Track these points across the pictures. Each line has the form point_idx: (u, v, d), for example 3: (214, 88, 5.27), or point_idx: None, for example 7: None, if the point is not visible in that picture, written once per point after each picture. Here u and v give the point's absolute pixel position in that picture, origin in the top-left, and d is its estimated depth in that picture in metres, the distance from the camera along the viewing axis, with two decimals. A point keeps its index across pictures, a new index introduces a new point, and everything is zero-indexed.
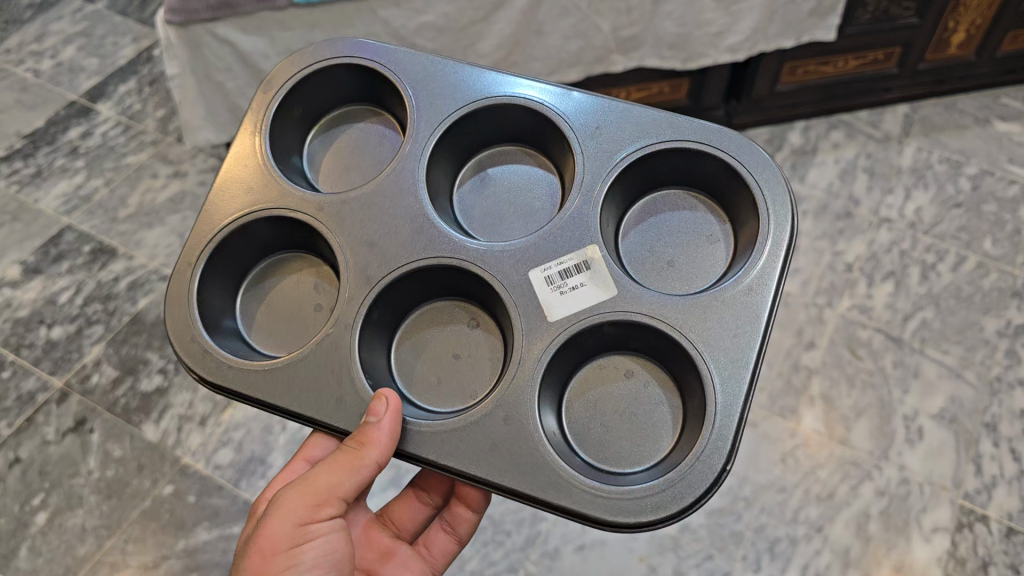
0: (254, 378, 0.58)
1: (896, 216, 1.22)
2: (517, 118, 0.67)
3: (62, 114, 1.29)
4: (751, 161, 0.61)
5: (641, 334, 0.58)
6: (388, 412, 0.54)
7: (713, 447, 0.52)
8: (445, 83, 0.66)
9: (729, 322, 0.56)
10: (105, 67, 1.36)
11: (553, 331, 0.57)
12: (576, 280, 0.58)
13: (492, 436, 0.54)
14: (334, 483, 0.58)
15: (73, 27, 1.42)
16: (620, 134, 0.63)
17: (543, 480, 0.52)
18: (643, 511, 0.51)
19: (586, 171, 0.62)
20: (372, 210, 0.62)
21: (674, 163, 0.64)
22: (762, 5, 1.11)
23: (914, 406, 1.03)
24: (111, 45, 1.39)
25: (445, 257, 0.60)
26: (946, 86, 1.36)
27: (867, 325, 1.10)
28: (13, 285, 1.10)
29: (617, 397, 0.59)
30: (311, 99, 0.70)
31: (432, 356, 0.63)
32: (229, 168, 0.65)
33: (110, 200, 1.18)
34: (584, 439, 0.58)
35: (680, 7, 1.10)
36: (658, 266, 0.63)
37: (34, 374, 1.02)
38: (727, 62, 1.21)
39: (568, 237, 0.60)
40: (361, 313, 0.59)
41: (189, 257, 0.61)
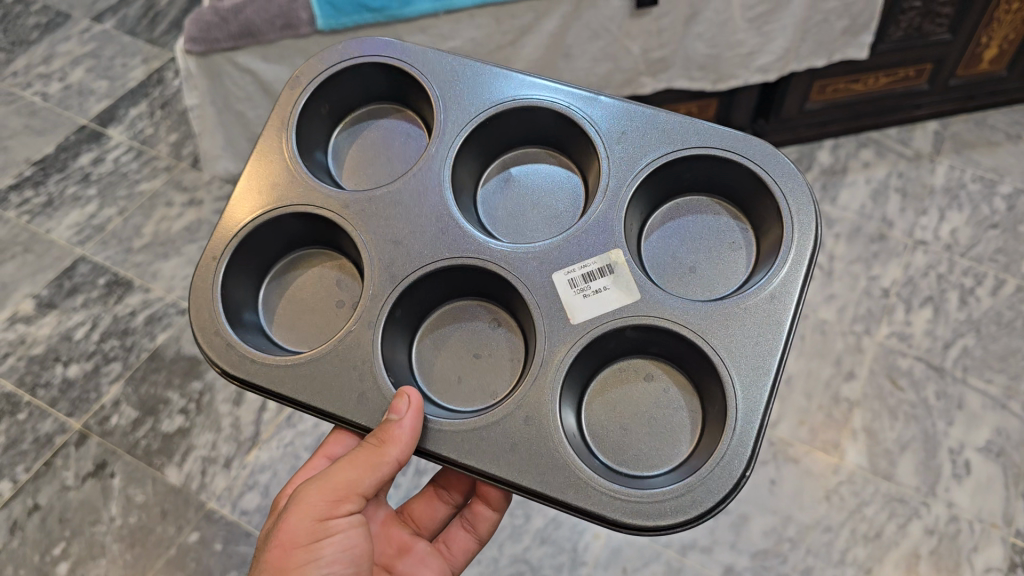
0: (277, 374, 0.57)
1: (932, 239, 1.19)
2: (542, 121, 0.66)
3: (73, 139, 1.26)
4: (775, 170, 0.59)
5: (663, 340, 0.58)
6: (409, 411, 0.53)
7: (733, 453, 0.51)
8: (472, 83, 0.65)
9: (753, 330, 0.55)
10: (115, 89, 1.33)
11: (575, 334, 0.57)
12: (599, 283, 0.57)
13: (513, 436, 0.53)
14: (354, 481, 0.57)
15: (81, 48, 1.39)
16: (646, 136, 0.62)
17: (561, 481, 0.52)
18: (661, 514, 0.50)
19: (613, 172, 0.61)
20: (397, 211, 0.62)
21: (698, 169, 0.63)
22: (795, 24, 1.09)
23: (959, 438, 1.00)
24: (121, 67, 1.36)
25: (470, 258, 0.60)
26: (977, 101, 1.33)
27: (907, 353, 1.07)
28: (27, 321, 1.07)
29: (637, 399, 0.58)
30: (339, 95, 0.69)
31: (454, 357, 0.62)
32: (254, 165, 0.64)
33: (124, 229, 1.15)
34: (603, 441, 0.57)
35: (712, 28, 1.07)
36: (680, 272, 0.62)
37: (51, 415, 0.99)
38: (757, 83, 1.18)
39: (593, 237, 0.60)
40: (384, 313, 0.58)
41: (212, 252, 0.61)
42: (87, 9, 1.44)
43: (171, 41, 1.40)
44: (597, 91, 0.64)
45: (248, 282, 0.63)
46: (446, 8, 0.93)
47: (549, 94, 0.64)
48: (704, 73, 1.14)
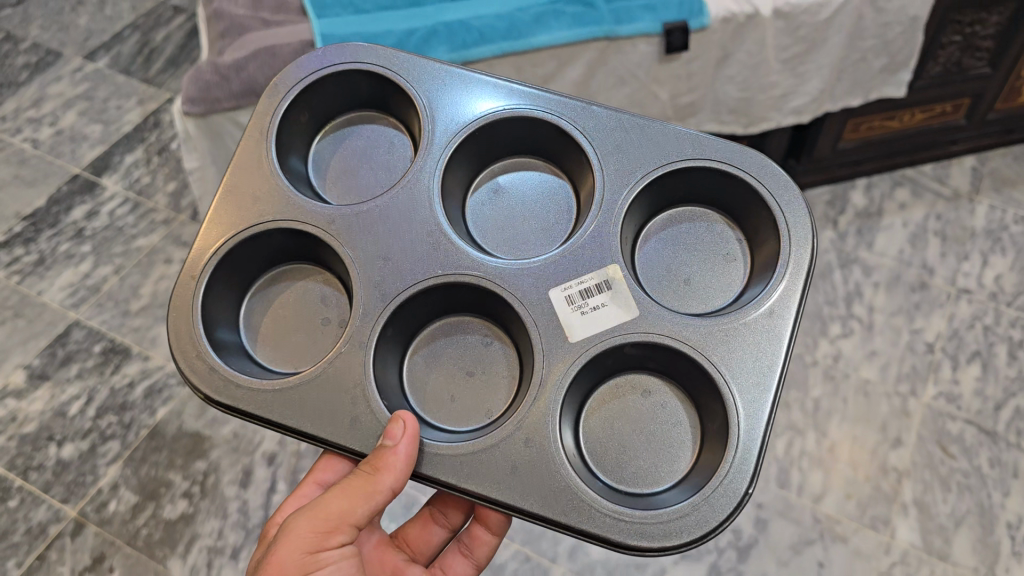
0: (263, 400, 0.53)
1: (976, 286, 1.12)
2: (534, 131, 0.63)
3: (65, 191, 1.19)
4: (772, 183, 0.58)
5: (661, 356, 0.56)
6: (403, 436, 0.50)
7: (736, 472, 0.50)
8: (461, 92, 0.62)
9: (753, 346, 0.53)
10: (110, 134, 1.26)
11: (573, 354, 0.55)
12: (596, 300, 0.55)
13: (512, 459, 0.51)
14: (345, 509, 0.54)
15: (74, 89, 1.32)
16: (644, 149, 0.60)
17: (563, 504, 0.50)
18: (669, 535, 0.48)
19: (608, 185, 0.59)
20: (386, 225, 0.58)
21: (695, 182, 0.61)
22: (831, 65, 1.04)
23: (1016, 511, 0.94)
24: (114, 109, 1.29)
25: (463, 276, 0.57)
26: (1015, 135, 1.26)
27: (956, 416, 1.00)
28: (18, 395, 1.00)
29: (634, 415, 0.56)
30: (321, 103, 0.65)
31: (444, 374, 0.59)
32: (233, 176, 0.60)
33: (121, 289, 1.08)
34: (600, 458, 0.55)
35: (744, 71, 1.01)
36: (675, 285, 0.60)
37: (45, 502, 0.92)
38: (789, 125, 1.12)
39: (590, 252, 0.57)
40: (376, 335, 0.55)
41: (193, 270, 0.57)
42: (79, 47, 1.38)
43: (168, 80, 1.33)
44: (587, 100, 0.62)
45: (227, 298, 0.59)
46: (462, 59, 0.89)
47: (540, 104, 0.62)
48: (735, 117, 1.07)
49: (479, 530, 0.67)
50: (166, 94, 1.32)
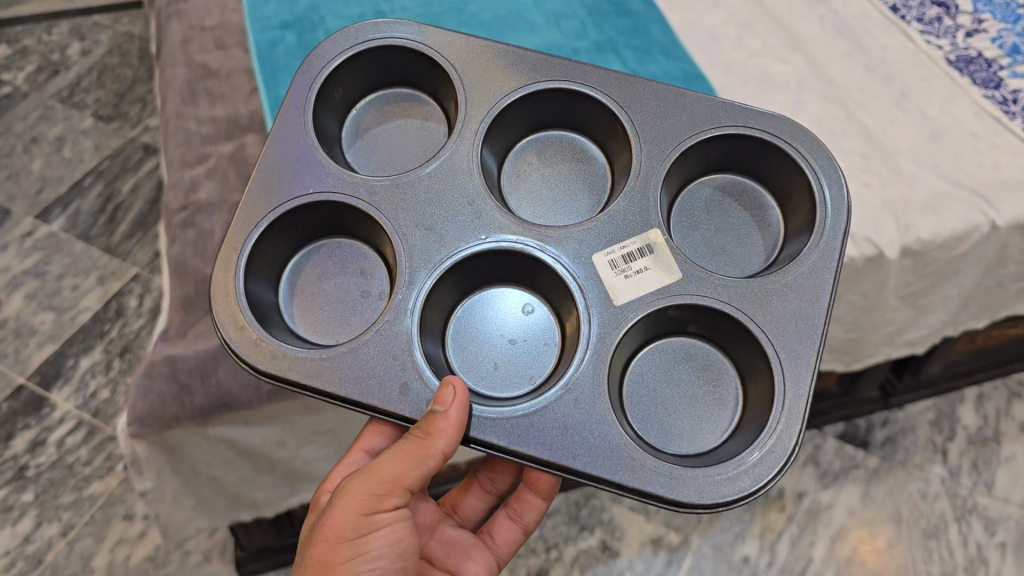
0: (311, 363, 0.57)
1: None
2: (566, 103, 0.71)
3: (5, 410, 1.03)
4: (804, 143, 0.66)
5: (705, 318, 0.63)
6: (454, 404, 0.54)
7: (784, 427, 0.56)
8: (510, 66, 0.69)
9: (794, 306, 0.60)
10: (62, 326, 1.08)
11: (622, 316, 0.61)
12: (634, 264, 0.62)
13: (563, 419, 0.57)
14: (399, 473, 0.57)
15: (22, 262, 1.13)
16: (680, 125, 0.67)
17: (620, 459, 0.55)
18: (718, 491, 0.53)
19: (651, 160, 0.66)
20: (432, 197, 0.65)
21: (726, 148, 0.68)
22: (961, 294, 0.82)
23: None
24: (70, 290, 1.11)
25: (518, 240, 0.63)
26: None
27: None
28: None
29: (675, 378, 0.63)
30: (350, 81, 0.72)
31: (485, 336, 0.64)
32: (279, 153, 0.65)
33: (67, 560, 0.94)
34: (646, 414, 0.61)
35: (854, 311, 0.79)
36: (714, 251, 0.67)
37: None
38: (898, 356, 0.89)
39: (615, 214, 0.64)
40: (418, 304, 0.61)
41: (238, 243, 0.61)
42: (31, 203, 1.18)
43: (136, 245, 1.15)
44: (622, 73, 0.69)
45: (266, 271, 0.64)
46: None
47: (574, 71, 0.69)
48: (836, 356, 0.85)
49: (527, 493, 0.71)
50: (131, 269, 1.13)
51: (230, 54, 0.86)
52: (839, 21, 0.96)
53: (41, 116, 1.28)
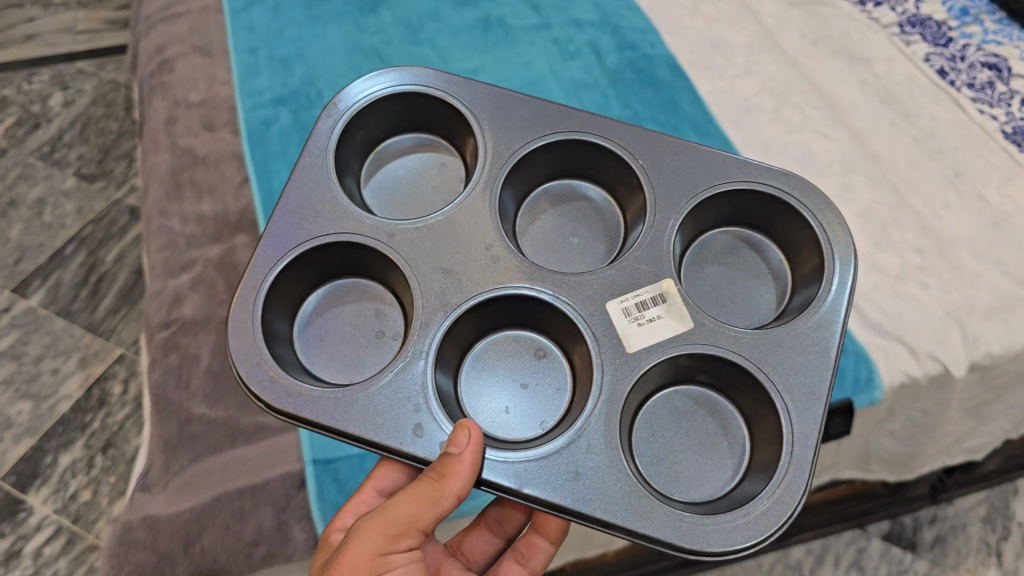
0: (324, 403, 0.52)
1: None
2: (585, 155, 0.66)
3: None
4: (812, 202, 0.61)
5: (716, 368, 0.58)
6: (469, 446, 0.49)
7: (792, 476, 0.51)
8: (527, 106, 0.65)
9: (805, 357, 0.55)
10: (39, 417, 1.01)
11: (637, 364, 0.56)
12: (651, 312, 0.57)
13: (573, 465, 0.51)
14: (413, 514, 0.51)
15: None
16: (692, 172, 0.63)
17: (624, 507, 0.50)
18: (727, 538, 0.48)
19: (659, 208, 0.61)
20: (448, 234, 0.60)
21: (743, 204, 0.64)
22: None
23: None
24: (49, 374, 1.03)
25: (531, 285, 0.59)
26: None
27: None
28: None
29: (680, 423, 0.57)
30: (375, 122, 0.68)
31: (498, 381, 0.59)
32: (297, 194, 0.61)
33: None
34: (653, 460, 0.55)
35: (909, 425, 0.71)
36: (722, 300, 0.62)
37: None
38: (955, 462, 0.80)
39: (639, 255, 0.60)
40: (433, 348, 0.56)
41: (254, 280, 0.57)
42: (8, 274, 1.11)
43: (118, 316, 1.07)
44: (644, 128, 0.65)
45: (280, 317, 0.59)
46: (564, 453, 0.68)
47: (593, 124, 0.65)
48: (887, 468, 0.77)
49: (536, 538, 0.64)
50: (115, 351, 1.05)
51: (219, 136, 0.79)
52: (882, 87, 0.88)
53: (21, 174, 1.20)
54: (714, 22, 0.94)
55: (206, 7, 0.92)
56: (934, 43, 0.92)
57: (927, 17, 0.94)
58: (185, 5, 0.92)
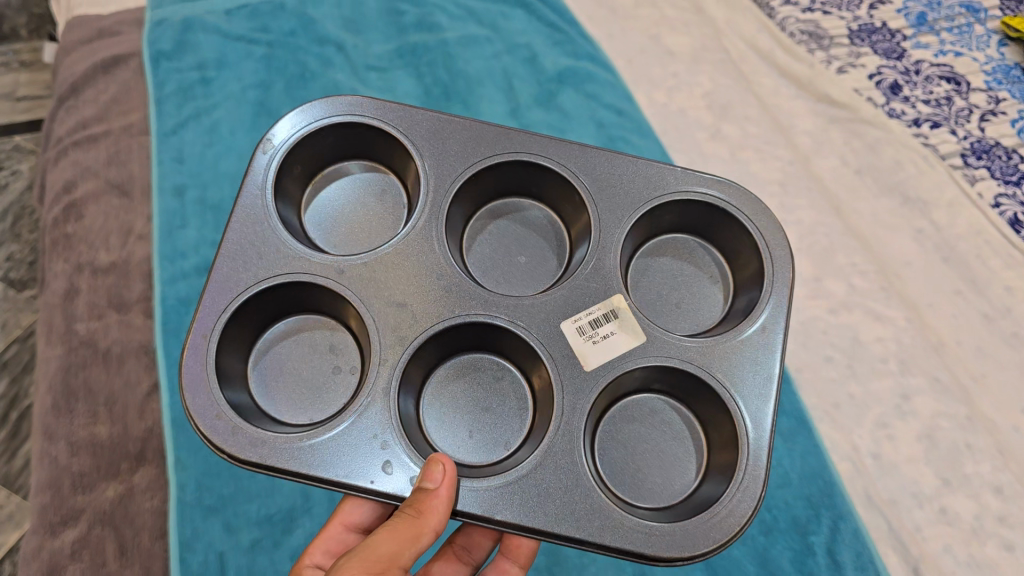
0: (289, 449, 0.47)
1: None
2: (524, 174, 0.62)
3: None
4: (749, 207, 0.59)
5: (669, 378, 0.56)
6: (445, 478, 0.46)
7: (750, 476, 0.50)
8: (464, 126, 0.60)
9: (751, 361, 0.54)
10: None
11: (591, 383, 0.53)
12: (603, 327, 0.55)
13: (541, 485, 0.49)
14: (393, 553, 0.43)
15: None
16: (632, 183, 0.59)
17: (594, 521, 0.48)
18: (695, 541, 0.47)
19: (604, 226, 0.58)
20: (408, 263, 0.55)
21: (680, 213, 0.62)
22: None
23: None
24: None
25: (484, 314, 0.55)
26: None
27: None
28: None
29: (637, 436, 0.56)
30: (310, 155, 0.61)
31: (460, 409, 0.55)
32: (236, 235, 0.54)
33: None
34: (618, 478, 0.54)
35: None
36: (668, 307, 0.60)
37: None
38: None
39: (586, 280, 0.56)
40: (396, 377, 0.52)
41: (203, 330, 0.50)
42: None
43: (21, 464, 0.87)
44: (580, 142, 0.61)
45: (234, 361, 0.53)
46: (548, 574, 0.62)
47: (537, 138, 0.61)
48: None
49: (504, 562, 0.58)
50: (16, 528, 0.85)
51: (127, 320, 0.64)
52: (942, 241, 0.72)
53: None
54: (739, 149, 0.78)
55: (130, 126, 0.77)
56: (1004, 180, 0.76)
57: (995, 143, 0.78)
58: (105, 124, 0.77)
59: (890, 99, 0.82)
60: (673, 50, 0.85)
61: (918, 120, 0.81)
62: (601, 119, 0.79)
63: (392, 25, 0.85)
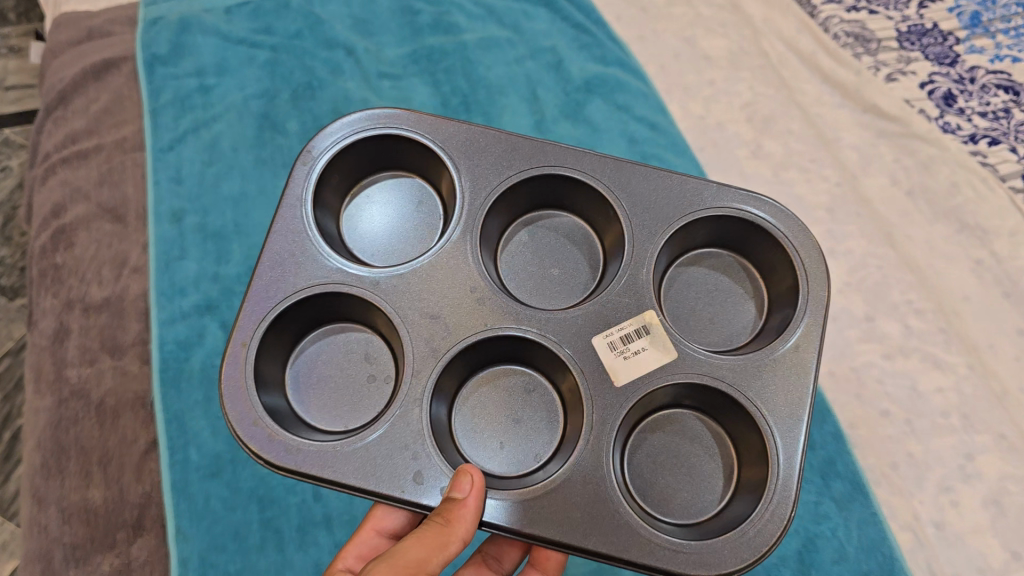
0: (323, 457, 0.44)
1: None
2: (557, 190, 0.56)
3: None
4: (785, 224, 0.52)
5: (698, 395, 0.50)
6: (473, 489, 0.42)
7: (780, 497, 0.45)
8: (500, 138, 0.54)
9: (784, 381, 0.48)
10: None
11: (623, 399, 0.48)
12: (637, 342, 0.49)
13: (568, 501, 0.45)
14: (421, 560, 0.39)
15: None
16: (664, 197, 0.53)
17: (619, 537, 0.44)
18: (723, 560, 0.43)
19: (636, 241, 0.52)
20: (439, 275, 0.50)
21: (712, 229, 0.55)
22: None
23: None
24: None
25: (516, 328, 0.50)
26: None
27: None
28: None
29: (667, 445, 0.50)
30: (348, 169, 0.56)
31: (495, 421, 0.50)
32: (271, 246, 0.50)
33: None
34: (647, 490, 0.49)
35: None
36: (698, 323, 0.54)
37: None
38: None
39: (619, 294, 0.51)
40: (429, 391, 0.47)
41: (243, 337, 0.47)
42: None
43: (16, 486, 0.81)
44: (623, 159, 0.55)
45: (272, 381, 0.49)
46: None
47: (568, 148, 0.54)
48: None
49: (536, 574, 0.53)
50: (12, 557, 0.79)
51: (121, 367, 0.58)
52: (1004, 275, 0.67)
53: None
54: (783, 168, 0.73)
55: (124, 139, 0.71)
56: None
57: None
58: (95, 138, 0.71)
59: (944, 112, 0.76)
60: (708, 55, 0.79)
61: (975, 136, 0.74)
62: (633, 134, 0.73)
63: (407, 26, 0.79)
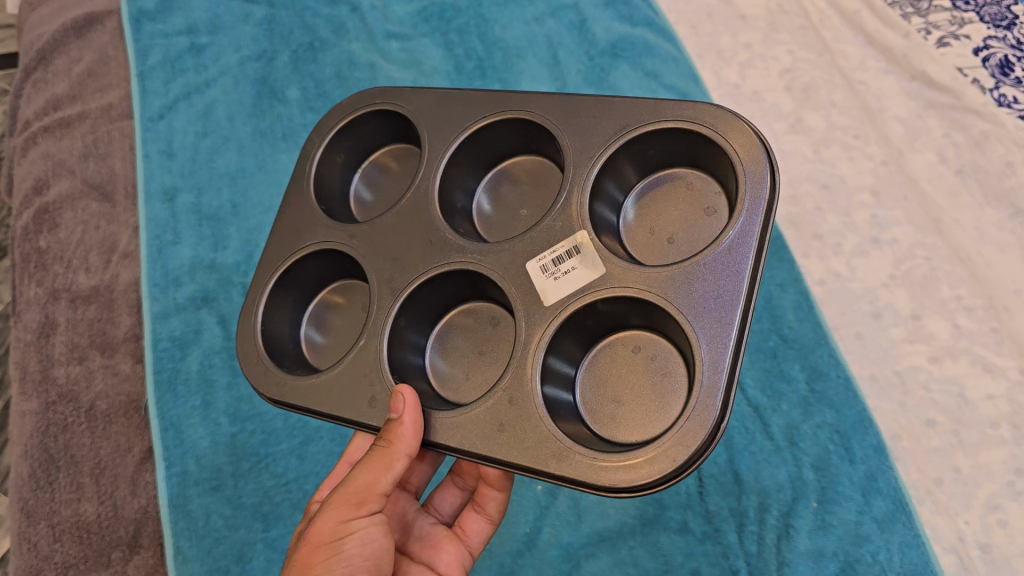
0: (296, 389, 0.41)
1: None
2: (518, 136, 0.46)
3: None
4: (711, 114, 0.38)
5: (640, 310, 0.39)
6: (409, 405, 0.37)
7: (701, 406, 0.33)
8: (461, 95, 0.46)
9: (721, 271, 0.36)
10: None
11: (552, 320, 0.39)
12: (566, 263, 0.39)
13: (487, 417, 0.37)
14: (369, 480, 0.38)
15: None
16: (604, 106, 0.41)
17: (531, 449, 0.35)
18: (630, 471, 0.33)
19: (570, 162, 0.41)
20: (401, 222, 0.44)
21: (665, 145, 0.41)
22: None
23: None
24: None
25: (452, 262, 0.42)
26: None
27: None
28: None
29: (624, 371, 0.40)
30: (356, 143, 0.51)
31: (465, 358, 0.44)
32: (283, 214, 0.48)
33: None
34: (601, 420, 0.39)
35: None
36: (653, 245, 0.42)
37: None
38: None
39: (553, 219, 0.41)
40: (385, 330, 0.41)
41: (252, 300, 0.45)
42: None
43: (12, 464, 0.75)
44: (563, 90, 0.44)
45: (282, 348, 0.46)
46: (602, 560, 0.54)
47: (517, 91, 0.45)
48: None
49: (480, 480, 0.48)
50: None
51: (114, 368, 0.55)
52: None
53: None
54: (823, 145, 0.65)
55: (109, 107, 0.65)
56: None
57: None
58: (79, 105, 0.65)
59: (1000, 82, 0.66)
60: (745, 14, 0.72)
61: None
62: None
63: None
